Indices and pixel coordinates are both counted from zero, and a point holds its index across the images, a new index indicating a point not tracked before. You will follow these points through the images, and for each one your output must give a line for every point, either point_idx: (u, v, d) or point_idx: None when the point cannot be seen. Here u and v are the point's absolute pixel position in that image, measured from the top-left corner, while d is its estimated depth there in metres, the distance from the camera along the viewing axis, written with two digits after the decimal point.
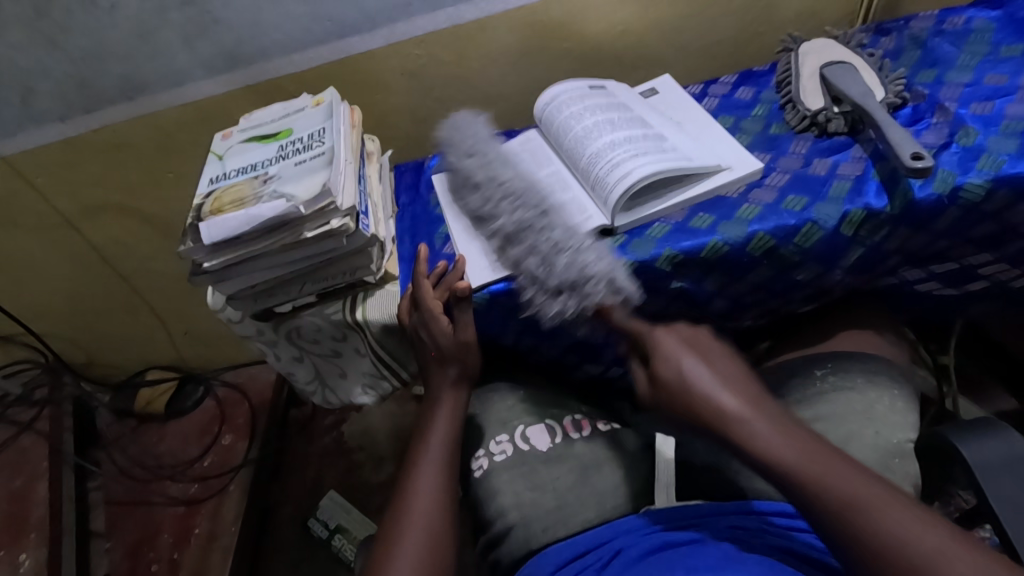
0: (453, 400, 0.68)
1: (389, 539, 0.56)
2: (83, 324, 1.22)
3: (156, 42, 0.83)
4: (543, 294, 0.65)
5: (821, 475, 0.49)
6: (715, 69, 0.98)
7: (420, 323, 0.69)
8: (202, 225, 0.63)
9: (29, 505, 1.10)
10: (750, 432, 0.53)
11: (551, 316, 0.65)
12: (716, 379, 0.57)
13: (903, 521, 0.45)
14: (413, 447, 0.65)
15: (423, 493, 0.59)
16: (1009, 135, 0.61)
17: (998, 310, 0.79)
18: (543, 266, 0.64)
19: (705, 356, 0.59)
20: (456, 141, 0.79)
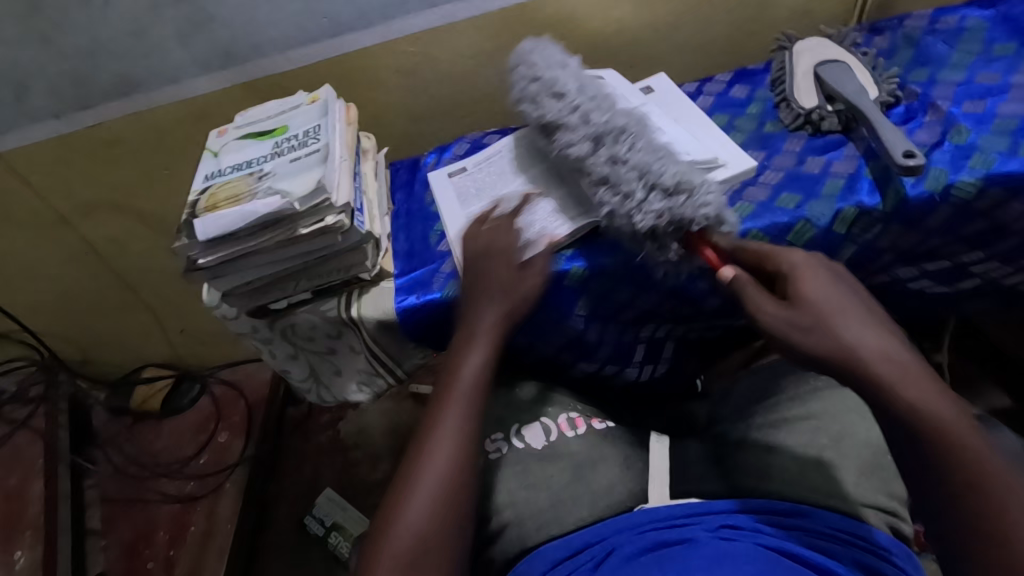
0: (492, 323, 0.61)
1: (399, 496, 0.54)
2: (79, 322, 1.21)
3: (151, 39, 0.83)
4: (642, 196, 0.61)
5: (946, 429, 0.46)
6: (710, 68, 0.98)
7: (482, 254, 0.64)
8: (197, 221, 0.63)
9: (24, 503, 1.10)
10: (889, 373, 0.48)
11: (643, 223, 0.61)
12: (857, 314, 0.51)
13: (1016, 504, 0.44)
14: (445, 372, 0.60)
15: (445, 433, 0.56)
16: (1001, 133, 0.61)
17: (991, 308, 0.79)
18: (649, 170, 0.62)
19: (838, 283, 0.53)
20: (535, 64, 0.74)
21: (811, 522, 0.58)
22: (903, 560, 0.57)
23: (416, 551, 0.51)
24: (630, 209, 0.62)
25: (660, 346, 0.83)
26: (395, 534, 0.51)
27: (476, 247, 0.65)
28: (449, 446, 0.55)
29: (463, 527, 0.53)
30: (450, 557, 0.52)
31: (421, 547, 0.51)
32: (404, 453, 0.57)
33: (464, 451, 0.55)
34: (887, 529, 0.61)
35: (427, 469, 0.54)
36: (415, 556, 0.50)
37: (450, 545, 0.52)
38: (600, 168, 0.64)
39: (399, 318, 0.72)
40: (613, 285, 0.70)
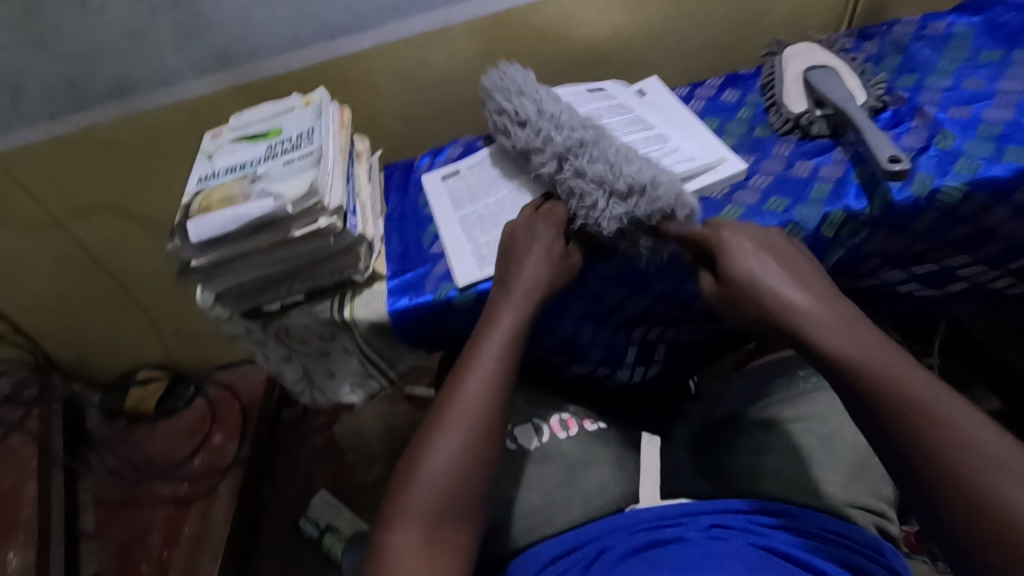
0: (527, 287, 0.61)
1: (411, 461, 0.55)
2: (73, 323, 1.21)
3: (146, 43, 0.83)
4: (604, 202, 0.61)
5: (882, 374, 0.47)
6: (702, 73, 0.99)
7: (523, 227, 0.65)
8: (190, 223, 0.63)
9: (17, 505, 1.10)
10: (818, 332, 0.51)
11: (608, 227, 0.61)
12: (790, 280, 0.55)
13: (967, 429, 0.43)
14: (475, 335, 0.61)
15: (472, 392, 0.57)
16: (986, 138, 0.62)
17: (979, 311, 0.80)
18: (608, 175, 0.62)
19: (774, 253, 0.57)
20: (510, 79, 0.75)
21: (800, 522, 0.59)
22: (891, 560, 0.57)
23: (437, 507, 0.52)
24: (595, 214, 0.62)
25: (652, 348, 0.83)
26: (417, 489, 0.53)
27: (519, 220, 0.66)
28: (476, 404, 0.56)
29: (483, 491, 0.55)
30: (468, 517, 0.54)
31: (442, 506, 0.52)
32: (428, 408, 0.58)
33: (490, 414, 0.56)
34: (875, 529, 0.62)
35: (451, 426, 0.55)
36: (436, 513, 0.52)
37: (470, 507, 0.54)
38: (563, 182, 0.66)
39: (392, 320, 0.72)
40: (604, 287, 0.70)
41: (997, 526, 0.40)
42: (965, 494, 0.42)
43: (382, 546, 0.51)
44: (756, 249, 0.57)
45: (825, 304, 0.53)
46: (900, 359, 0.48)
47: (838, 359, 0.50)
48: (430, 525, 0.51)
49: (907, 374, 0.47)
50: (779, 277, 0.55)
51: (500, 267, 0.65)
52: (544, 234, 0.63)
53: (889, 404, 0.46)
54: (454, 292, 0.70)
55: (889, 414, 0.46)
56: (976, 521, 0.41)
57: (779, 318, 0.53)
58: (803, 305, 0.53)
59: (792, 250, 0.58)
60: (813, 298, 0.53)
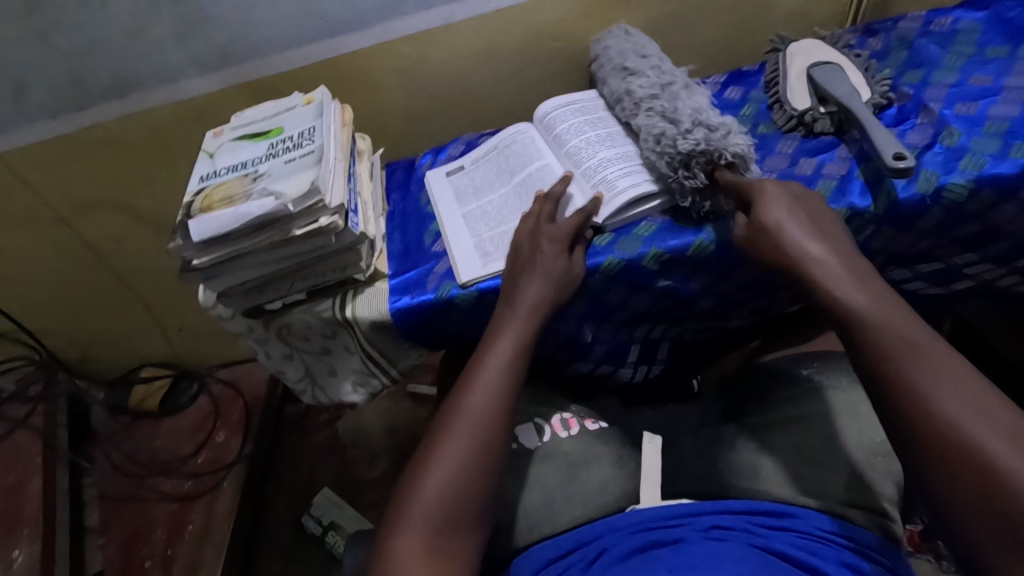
0: (534, 301, 0.62)
1: (418, 464, 0.55)
2: (78, 320, 1.22)
3: (148, 39, 0.83)
4: (691, 127, 0.67)
5: (888, 323, 0.49)
6: (705, 69, 0.99)
7: (528, 241, 0.66)
8: (192, 222, 0.63)
9: (23, 501, 1.11)
10: (832, 280, 0.53)
11: (683, 144, 0.65)
12: (810, 231, 0.57)
13: (958, 378, 0.45)
14: (483, 344, 0.62)
15: (478, 398, 0.57)
16: (992, 135, 0.61)
17: (985, 309, 0.79)
18: (703, 114, 0.69)
19: (800, 206, 0.59)
20: (631, 40, 0.85)
21: (803, 523, 0.58)
22: (896, 562, 0.56)
23: (443, 514, 0.52)
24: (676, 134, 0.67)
25: (655, 347, 0.83)
26: (423, 494, 0.53)
27: (526, 234, 0.66)
28: (482, 408, 0.57)
29: (488, 502, 0.55)
30: (474, 527, 0.53)
31: (449, 513, 0.52)
32: (435, 415, 0.58)
33: (497, 423, 0.56)
34: (878, 532, 0.59)
35: (459, 430, 0.56)
36: (442, 518, 0.52)
37: (475, 516, 0.53)
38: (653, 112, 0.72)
39: (394, 319, 0.72)
40: (607, 285, 0.70)
41: (970, 466, 0.41)
42: (944, 432, 0.43)
43: (386, 552, 0.50)
44: (782, 199, 0.59)
45: (843, 257, 0.55)
46: (909, 314, 0.50)
47: (847, 307, 0.52)
48: (434, 532, 0.51)
49: (912, 326, 0.48)
50: (800, 227, 0.57)
51: (506, 281, 0.66)
52: (549, 249, 0.65)
53: (888, 349, 0.48)
54: (455, 290, 0.70)
55: (886, 358, 0.48)
56: (951, 459, 0.42)
57: (793, 262, 0.56)
58: (820, 255, 0.55)
59: (819, 207, 0.60)
60: (831, 250, 0.55)
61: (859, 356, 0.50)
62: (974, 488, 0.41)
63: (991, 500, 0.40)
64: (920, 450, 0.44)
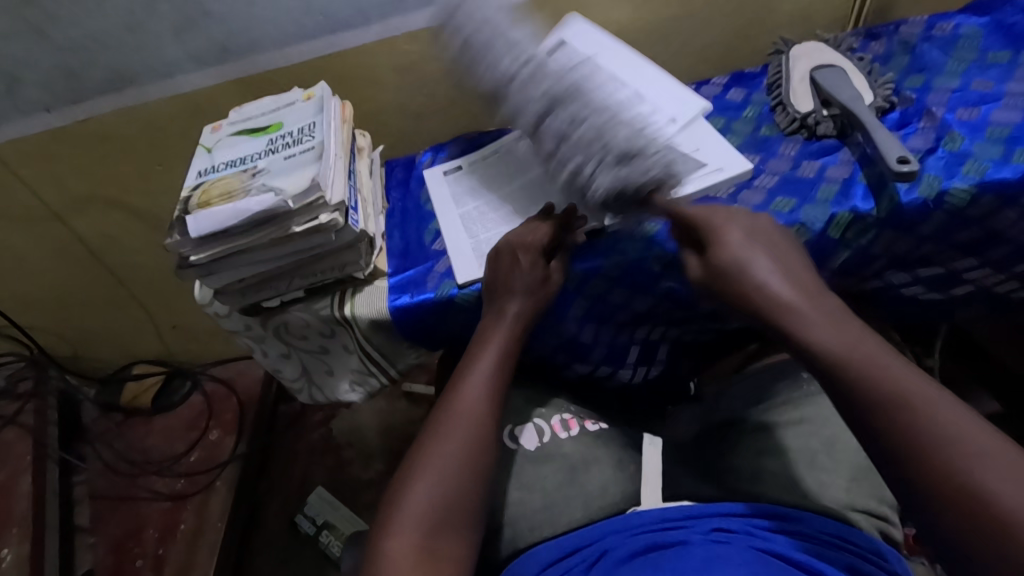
0: (516, 314, 0.63)
1: (404, 474, 0.55)
2: (69, 317, 1.20)
3: (146, 33, 0.82)
4: (595, 167, 0.64)
5: (863, 360, 0.46)
6: (707, 71, 0.99)
7: (508, 252, 0.65)
8: (190, 218, 0.63)
9: (11, 500, 1.09)
10: (802, 317, 0.51)
11: (605, 190, 0.63)
12: (769, 266, 0.55)
13: (941, 411, 0.42)
14: (467, 355, 0.62)
15: (467, 405, 0.58)
16: (994, 141, 0.62)
17: (983, 314, 0.80)
18: (604, 133, 0.64)
19: (755, 240, 0.57)
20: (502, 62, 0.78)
21: (804, 526, 0.58)
22: (893, 563, 0.57)
23: (436, 515, 0.51)
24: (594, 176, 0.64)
25: (654, 348, 0.83)
26: (410, 497, 0.52)
27: (504, 242, 0.65)
28: (469, 419, 0.57)
29: (481, 504, 0.55)
30: (467, 529, 0.53)
31: (442, 515, 0.52)
32: (426, 419, 0.59)
33: (485, 428, 0.57)
34: (878, 533, 0.60)
35: (447, 438, 0.56)
36: (433, 520, 0.51)
37: (467, 518, 0.53)
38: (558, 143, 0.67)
39: (394, 317, 0.72)
40: (608, 286, 0.70)
41: (969, 503, 0.39)
42: (937, 470, 0.41)
43: (376, 554, 0.49)
44: (738, 235, 0.57)
45: (807, 293, 0.53)
46: (880, 347, 0.48)
47: (817, 346, 0.49)
48: (429, 533, 0.50)
49: (886, 362, 0.46)
50: (764, 264, 0.55)
51: (488, 291, 0.66)
52: (527, 259, 0.64)
53: (867, 390, 0.45)
54: (455, 290, 0.70)
55: (865, 400, 0.45)
56: (949, 497, 0.40)
57: (760, 303, 0.53)
58: (780, 290, 0.53)
59: (777, 241, 0.58)
60: (792, 283, 0.53)
61: (839, 399, 0.47)
62: (977, 527, 0.38)
63: (990, 537, 0.38)
64: (919, 492, 0.41)
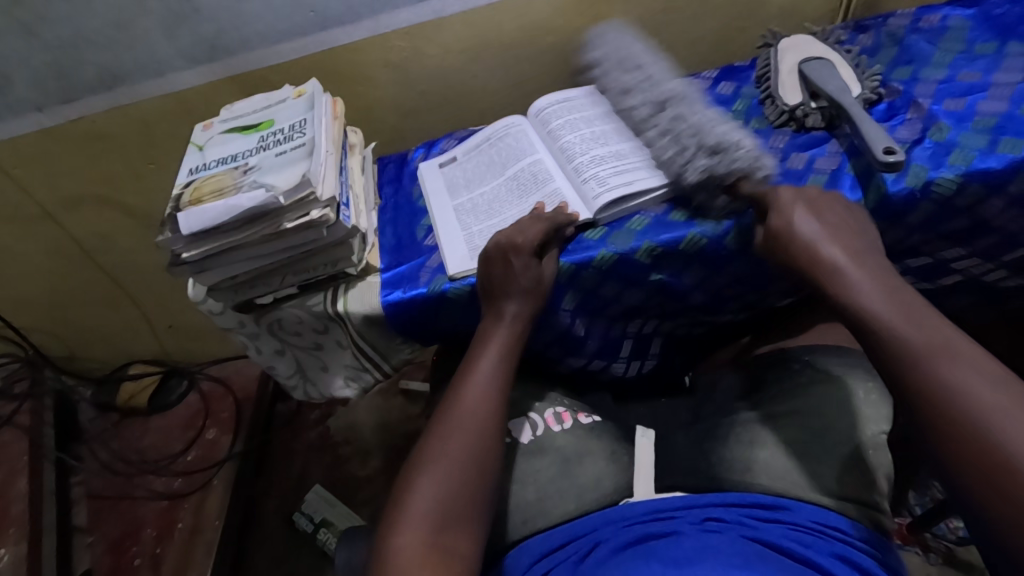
0: (515, 314, 0.64)
1: (413, 468, 0.55)
2: (65, 317, 1.21)
3: (136, 32, 0.82)
4: (691, 155, 0.65)
5: (905, 328, 0.49)
6: (699, 65, 0.99)
7: (497, 255, 0.64)
8: (181, 215, 0.63)
9: (8, 501, 1.09)
10: (856, 288, 0.54)
11: (693, 176, 0.64)
12: (828, 236, 0.57)
13: (978, 378, 0.45)
14: (467, 355, 0.63)
15: (470, 404, 0.59)
16: (981, 131, 0.62)
17: (973, 304, 0.80)
18: (701, 131, 0.66)
19: (818, 210, 0.59)
20: (622, 44, 0.81)
21: (796, 515, 0.59)
22: (884, 553, 0.57)
23: (440, 513, 0.52)
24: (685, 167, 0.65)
25: (646, 341, 0.84)
26: (419, 493, 0.53)
27: (494, 246, 0.65)
28: (474, 415, 0.58)
29: (485, 501, 0.55)
30: (473, 526, 0.53)
31: (447, 511, 0.52)
32: (428, 422, 0.59)
33: (486, 426, 0.58)
34: (869, 524, 0.60)
35: (452, 438, 0.56)
36: (439, 517, 0.52)
37: (472, 515, 0.53)
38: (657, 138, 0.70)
39: (386, 313, 0.72)
40: (600, 280, 0.70)
41: (984, 459, 0.42)
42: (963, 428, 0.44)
43: (385, 552, 0.50)
44: (801, 204, 0.59)
45: (860, 264, 0.55)
46: (932, 318, 0.50)
47: (865, 311, 0.52)
48: (433, 530, 0.51)
49: (939, 332, 0.48)
50: (826, 235, 0.57)
51: (483, 292, 0.66)
52: (519, 260, 0.64)
53: (903, 356, 0.48)
54: (447, 284, 0.70)
55: (904, 364, 0.48)
56: (962, 454, 0.43)
57: (814, 270, 0.56)
58: (834, 258, 0.56)
59: (843, 211, 0.60)
60: (846, 253, 0.56)
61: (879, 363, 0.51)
62: (994, 484, 0.41)
63: (1005, 492, 0.41)
64: (940, 449, 0.45)
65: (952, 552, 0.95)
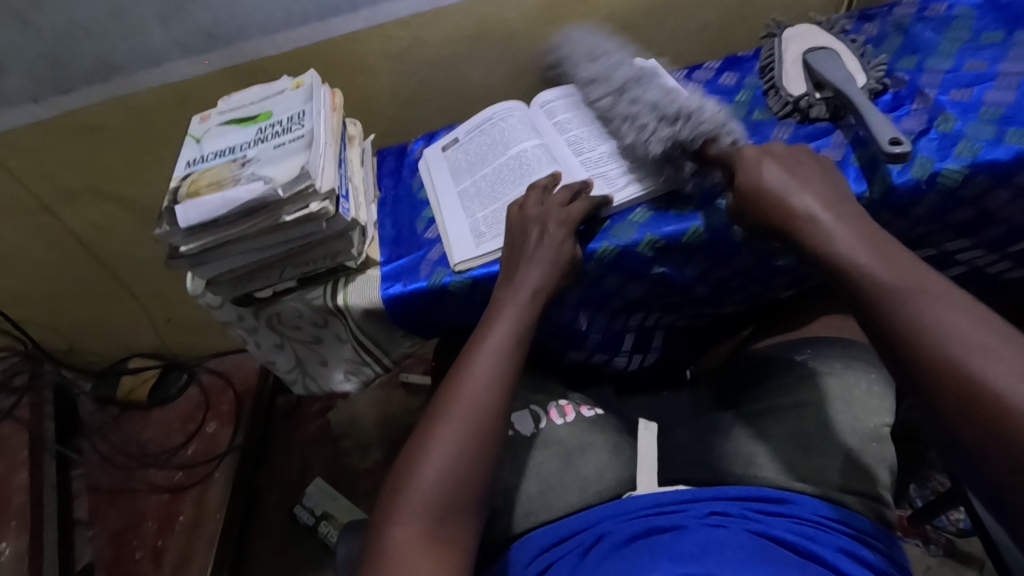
0: (534, 290, 0.62)
1: (414, 450, 0.55)
2: (63, 311, 1.20)
3: (132, 22, 0.81)
4: (653, 125, 0.66)
5: (886, 277, 0.48)
6: (700, 56, 0.98)
7: (524, 228, 0.65)
8: (179, 207, 0.62)
9: (9, 494, 1.09)
10: (832, 235, 0.52)
11: (654, 147, 0.65)
12: (801, 186, 0.56)
13: (961, 318, 0.44)
14: (478, 330, 0.61)
15: (474, 386, 0.57)
16: (988, 121, 0.61)
17: (976, 297, 0.80)
18: (659, 104, 0.68)
19: (789, 164, 0.58)
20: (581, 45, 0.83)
21: (799, 509, 0.58)
22: (890, 547, 0.57)
23: (438, 507, 0.51)
24: (647, 137, 0.66)
25: (648, 333, 0.84)
26: (419, 481, 0.52)
27: (527, 220, 0.65)
28: (479, 397, 0.56)
29: (482, 493, 0.54)
30: (470, 518, 0.53)
31: (444, 502, 0.51)
32: (429, 404, 0.57)
33: (491, 416, 0.56)
34: (874, 518, 0.60)
35: (454, 422, 0.55)
36: (438, 509, 0.51)
37: (470, 506, 0.53)
38: (621, 110, 0.72)
39: (387, 306, 0.71)
40: (601, 273, 0.69)
41: (969, 392, 0.41)
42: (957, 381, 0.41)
43: (383, 543, 0.50)
44: (776, 158, 0.58)
45: (832, 212, 0.54)
46: (911, 262, 0.49)
47: (844, 261, 0.51)
48: (432, 524, 0.50)
49: (914, 275, 0.47)
50: (800, 186, 0.56)
51: (505, 265, 0.65)
52: (554, 234, 0.64)
53: (888, 301, 0.47)
54: (449, 277, 0.69)
55: (886, 305, 0.47)
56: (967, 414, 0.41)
57: (789, 220, 0.55)
58: (806, 208, 0.55)
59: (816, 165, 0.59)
60: (819, 204, 0.55)
61: (859, 307, 0.49)
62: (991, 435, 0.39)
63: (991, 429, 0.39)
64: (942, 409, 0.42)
65: (952, 544, 0.95)
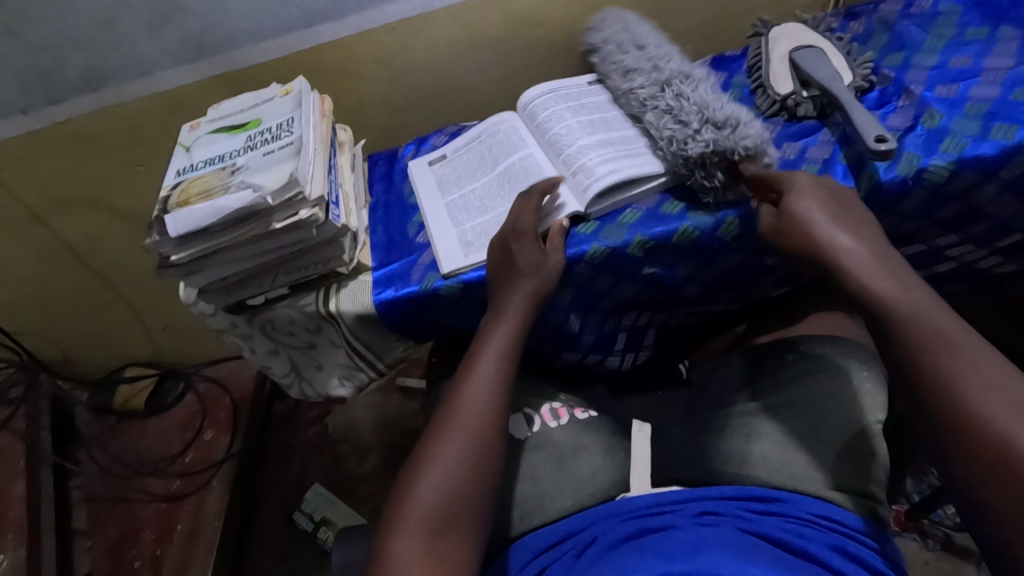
0: (521, 303, 0.62)
1: (413, 466, 0.55)
2: (58, 322, 1.20)
3: (120, 32, 0.81)
4: (697, 127, 0.65)
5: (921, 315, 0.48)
6: (690, 55, 0.98)
7: (501, 243, 0.65)
8: (168, 217, 0.62)
9: (6, 506, 1.09)
10: (859, 268, 0.53)
11: (694, 149, 0.64)
12: (837, 222, 0.56)
13: (980, 356, 0.45)
14: (472, 347, 0.62)
15: (471, 404, 0.57)
16: (973, 117, 0.61)
17: (968, 291, 0.80)
18: (709, 108, 0.67)
19: (829, 199, 0.58)
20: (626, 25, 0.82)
21: (791, 507, 0.59)
22: (882, 544, 0.56)
23: (437, 519, 0.51)
24: (686, 136, 0.65)
25: (642, 334, 0.84)
26: (417, 496, 0.52)
27: (499, 233, 0.66)
28: (475, 413, 0.57)
29: (483, 503, 0.54)
30: (471, 531, 0.52)
31: (443, 515, 0.51)
32: (429, 419, 0.58)
33: (487, 427, 0.56)
34: (866, 514, 0.59)
35: (453, 437, 0.55)
36: (437, 523, 0.51)
37: (470, 519, 0.53)
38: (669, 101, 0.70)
39: (378, 311, 0.71)
40: (592, 274, 0.69)
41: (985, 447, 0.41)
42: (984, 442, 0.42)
43: (383, 557, 0.49)
44: (815, 189, 0.58)
45: (869, 249, 0.54)
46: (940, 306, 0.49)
47: (880, 295, 0.51)
48: (431, 535, 0.50)
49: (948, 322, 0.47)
50: (834, 219, 0.56)
51: (492, 283, 0.65)
52: (526, 245, 0.64)
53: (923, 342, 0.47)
54: (440, 282, 0.69)
55: (910, 347, 0.48)
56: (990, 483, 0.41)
57: (826, 258, 0.55)
58: (848, 244, 0.55)
59: (852, 202, 0.58)
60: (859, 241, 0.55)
61: (880, 336, 0.51)
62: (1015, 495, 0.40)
63: (996, 471, 0.41)
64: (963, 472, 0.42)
65: (949, 538, 0.96)
